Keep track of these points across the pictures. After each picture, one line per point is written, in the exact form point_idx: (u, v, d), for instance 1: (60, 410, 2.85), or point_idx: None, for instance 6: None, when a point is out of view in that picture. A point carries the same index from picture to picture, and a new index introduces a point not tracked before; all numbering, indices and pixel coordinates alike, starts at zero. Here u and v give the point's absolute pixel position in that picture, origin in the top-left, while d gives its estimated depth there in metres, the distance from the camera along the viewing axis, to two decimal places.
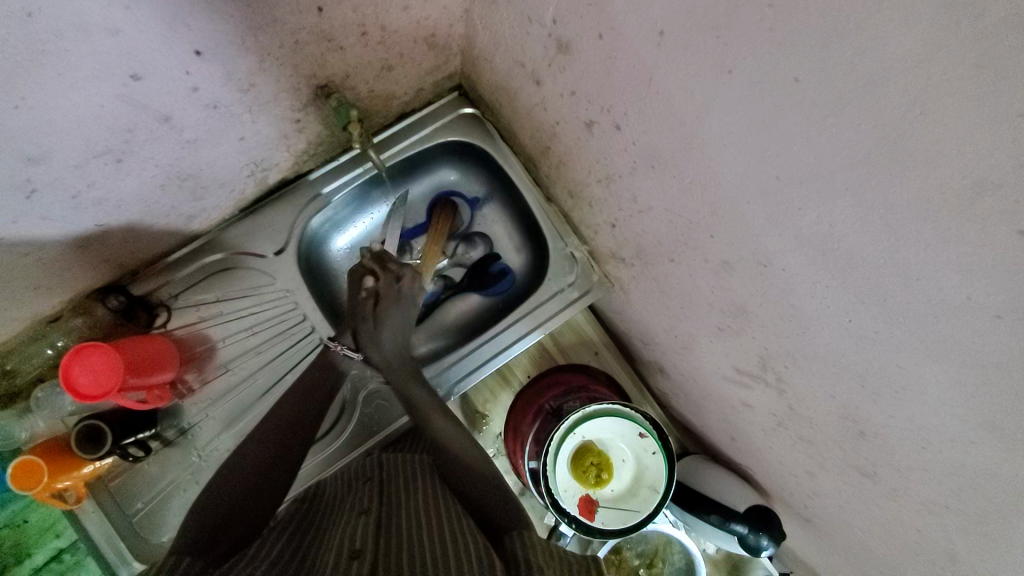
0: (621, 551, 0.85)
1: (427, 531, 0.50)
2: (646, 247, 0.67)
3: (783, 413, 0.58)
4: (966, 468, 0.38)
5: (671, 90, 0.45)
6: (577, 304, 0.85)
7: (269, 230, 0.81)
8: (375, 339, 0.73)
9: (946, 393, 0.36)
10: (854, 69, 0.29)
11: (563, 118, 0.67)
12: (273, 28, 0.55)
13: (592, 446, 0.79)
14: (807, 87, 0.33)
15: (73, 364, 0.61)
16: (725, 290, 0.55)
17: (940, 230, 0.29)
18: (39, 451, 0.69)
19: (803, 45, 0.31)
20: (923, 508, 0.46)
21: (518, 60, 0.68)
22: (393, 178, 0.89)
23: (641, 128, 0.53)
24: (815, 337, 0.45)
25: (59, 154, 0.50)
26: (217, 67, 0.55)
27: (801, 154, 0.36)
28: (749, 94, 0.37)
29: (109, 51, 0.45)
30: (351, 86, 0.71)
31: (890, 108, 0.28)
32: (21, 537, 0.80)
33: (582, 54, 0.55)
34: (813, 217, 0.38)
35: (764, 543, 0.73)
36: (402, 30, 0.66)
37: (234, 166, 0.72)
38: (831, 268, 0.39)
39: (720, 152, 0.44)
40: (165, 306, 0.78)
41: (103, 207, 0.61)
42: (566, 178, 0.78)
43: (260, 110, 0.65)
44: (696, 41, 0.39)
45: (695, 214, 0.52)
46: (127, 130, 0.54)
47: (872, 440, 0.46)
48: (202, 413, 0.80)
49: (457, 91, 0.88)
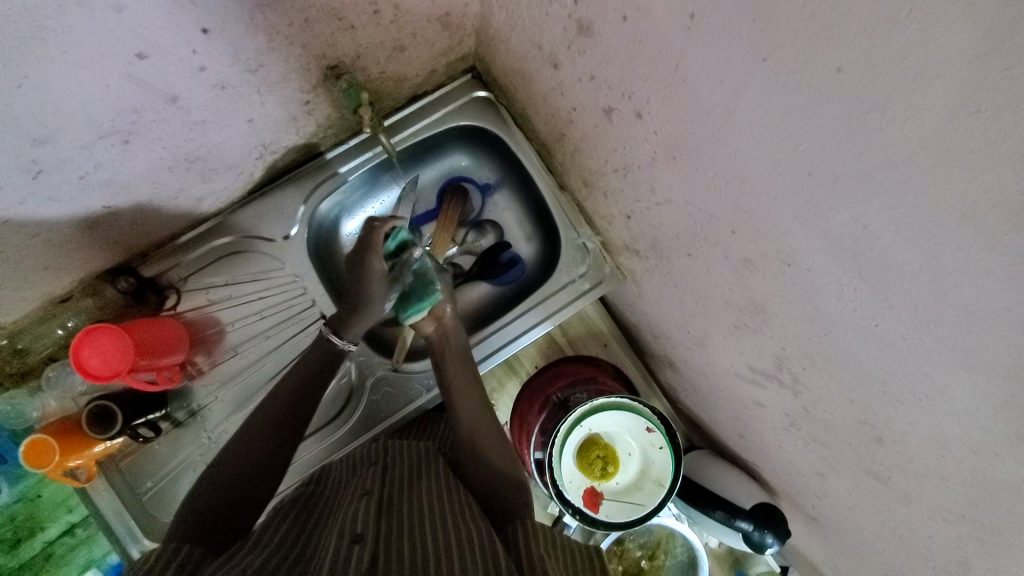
0: (624, 542, 0.85)
1: (431, 516, 0.50)
2: (662, 240, 0.66)
3: (796, 413, 0.56)
4: (987, 479, 0.37)
5: (698, 77, 0.43)
6: (588, 296, 0.83)
7: (279, 213, 0.81)
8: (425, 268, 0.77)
9: (973, 404, 0.34)
10: (903, 61, 0.27)
11: (581, 105, 0.66)
12: (283, 6, 0.53)
13: (598, 439, 0.78)
14: (849, 78, 0.31)
15: (83, 346, 0.61)
16: (743, 287, 0.54)
17: (984, 235, 0.28)
18: (49, 430, 0.68)
19: (848, 28, 0.29)
20: (936, 516, 0.45)
21: (536, 43, 0.66)
22: (404, 163, 0.87)
23: (664, 117, 0.51)
24: (836, 339, 0.43)
25: (64, 136, 0.50)
26: (224, 46, 0.53)
27: (835, 149, 0.34)
28: (783, 84, 0.35)
29: (113, 28, 0.43)
30: (362, 68, 0.69)
31: (939, 103, 0.27)
32: (33, 512, 0.81)
33: (604, 37, 0.53)
34: (845, 216, 0.36)
35: (769, 540, 0.72)
36: (416, 10, 0.64)
37: (244, 148, 0.71)
38: (860, 270, 0.37)
39: (748, 143, 0.42)
40: (174, 288, 0.77)
41: (110, 188, 0.60)
42: (581, 167, 0.76)
43: (269, 92, 0.64)
44: (730, 25, 0.37)
45: (715, 208, 0.51)
46: (133, 111, 0.53)
47: (887, 445, 0.45)
48: (211, 396, 0.80)
49: (470, 74, 0.86)
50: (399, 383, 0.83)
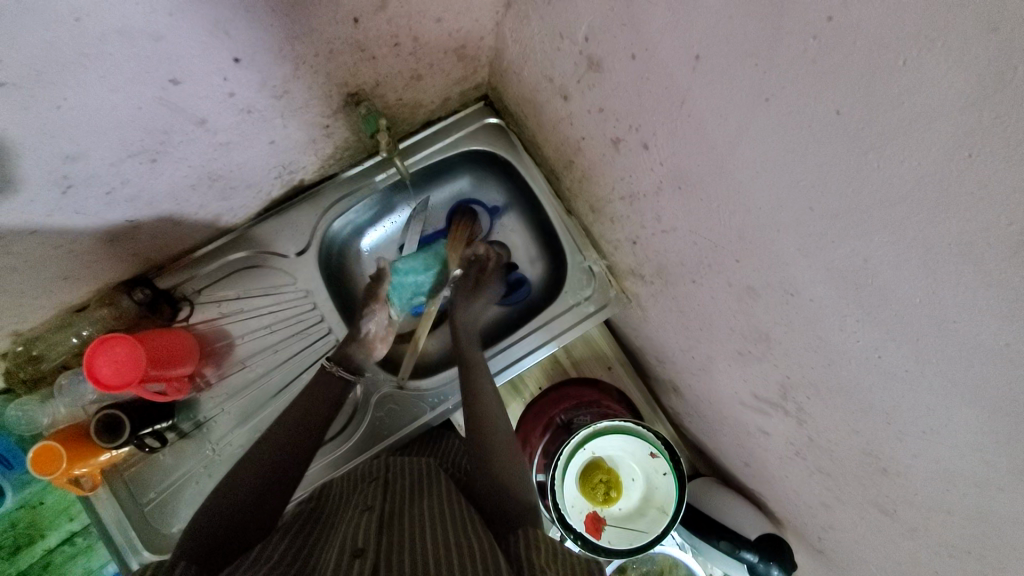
0: (626, 570, 0.84)
1: (434, 530, 0.50)
2: (668, 266, 0.67)
3: (800, 442, 0.56)
4: (992, 514, 0.37)
5: (704, 112, 0.45)
6: (594, 318, 0.84)
7: (293, 230, 0.83)
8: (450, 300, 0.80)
9: (976, 439, 0.34)
10: (900, 105, 0.29)
11: (590, 134, 0.67)
12: (310, 38, 0.55)
13: (602, 462, 0.78)
14: (848, 120, 0.32)
15: (96, 354, 0.62)
16: (748, 315, 0.54)
17: (982, 273, 0.28)
18: (59, 436, 0.69)
19: (847, 74, 0.31)
20: (942, 551, 0.44)
21: (548, 74, 0.68)
22: (415, 184, 0.89)
23: (670, 149, 0.53)
24: (840, 369, 0.44)
25: (96, 153, 0.52)
26: (253, 73, 0.56)
27: (836, 185, 0.35)
28: (786, 124, 0.37)
29: (150, 55, 0.46)
30: (380, 94, 0.71)
31: (936, 145, 0.28)
32: (35, 519, 0.82)
33: (613, 73, 0.55)
34: (846, 250, 0.37)
35: (773, 573, 0.71)
36: (434, 41, 0.66)
37: (264, 168, 0.73)
38: (861, 303, 0.38)
39: (752, 177, 0.43)
40: (188, 301, 0.79)
41: (134, 204, 0.62)
42: (589, 194, 0.78)
43: (292, 116, 0.66)
44: (733, 67, 0.39)
45: (721, 238, 0.52)
46: (162, 132, 0.55)
47: (892, 477, 0.45)
48: (217, 408, 0.81)
49: (483, 101, 0.88)
50: (404, 402, 0.84)
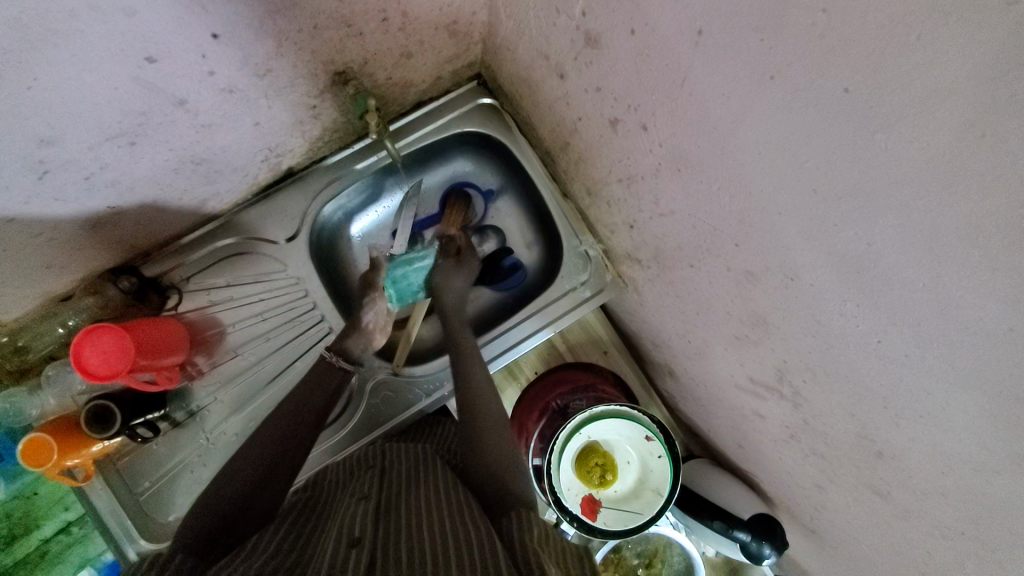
0: (621, 550, 0.85)
1: (430, 517, 0.50)
2: (665, 250, 0.66)
3: (796, 426, 0.56)
4: (987, 496, 0.37)
5: (705, 91, 0.43)
6: (591, 303, 0.84)
7: (282, 216, 0.81)
8: (443, 285, 0.79)
9: (973, 422, 0.34)
10: (911, 84, 0.28)
11: (587, 114, 0.66)
12: (292, 12, 0.53)
13: (597, 446, 0.78)
14: (856, 98, 0.31)
15: (84, 345, 0.60)
16: (746, 300, 0.54)
17: (989, 257, 0.28)
18: (47, 428, 0.68)
19: (857, 49, 0.29)
20: (935, 532, 0.44)
21: (543, 52, 0.66)
22: (408, 167, 0.88)
23: (669, 130, 0.52)
24: (838, 354, 0.44)
25: (72, 136, 0.50)
26: (234, 50, 0.54)
27: (841, 167, 0.34)
28: (791, 102, 0.36)
29: (124, 32, 0.43)
30: (369, 73, 0.69)
31: (946, 124, 0.27)
32: (30, 509, 0.81)
33: (611, 50, 0.53)
34: (850, 234, 0.36)
35: (766, 552, 0.71)
36: (424, 17, 0.64)
37: (250, 151, 0.71)
38: (863, 287, 0.37)
39: (753, 159, 0.42)
40: (176, 289, 0.78)
41: (115, 189, 0.60)
42: (585, 176, 0.77)
43: (277, 95, 0.64)
44: (737, 42, 0.37)
45: (720, 222, 0.51)
46: (141, 113, 0.53)
47: (888, 460, 0.44)
48: (210, 396, 0.80)
49: (476, 81, 0.86)
50: (398, 389, 0.83)
